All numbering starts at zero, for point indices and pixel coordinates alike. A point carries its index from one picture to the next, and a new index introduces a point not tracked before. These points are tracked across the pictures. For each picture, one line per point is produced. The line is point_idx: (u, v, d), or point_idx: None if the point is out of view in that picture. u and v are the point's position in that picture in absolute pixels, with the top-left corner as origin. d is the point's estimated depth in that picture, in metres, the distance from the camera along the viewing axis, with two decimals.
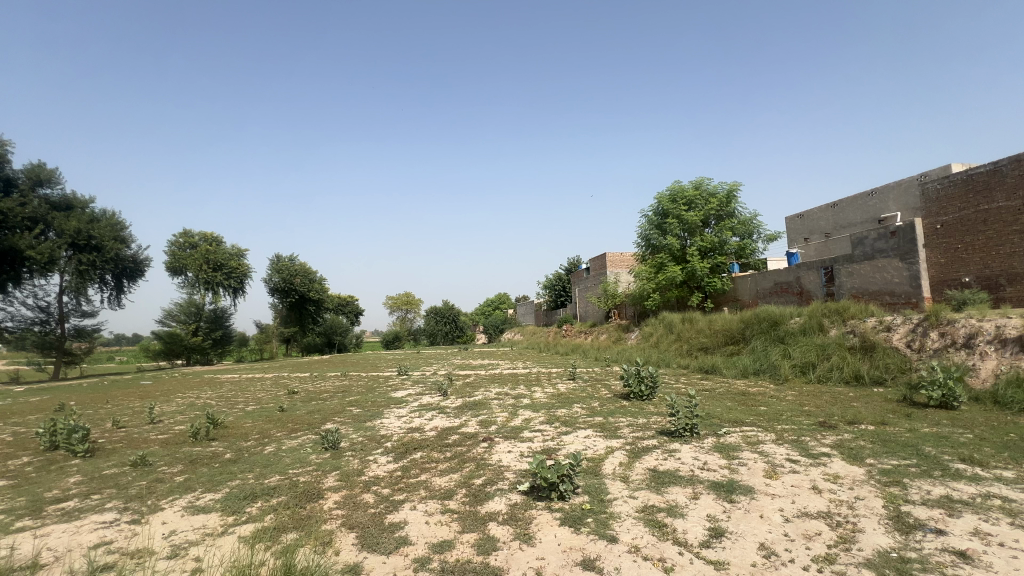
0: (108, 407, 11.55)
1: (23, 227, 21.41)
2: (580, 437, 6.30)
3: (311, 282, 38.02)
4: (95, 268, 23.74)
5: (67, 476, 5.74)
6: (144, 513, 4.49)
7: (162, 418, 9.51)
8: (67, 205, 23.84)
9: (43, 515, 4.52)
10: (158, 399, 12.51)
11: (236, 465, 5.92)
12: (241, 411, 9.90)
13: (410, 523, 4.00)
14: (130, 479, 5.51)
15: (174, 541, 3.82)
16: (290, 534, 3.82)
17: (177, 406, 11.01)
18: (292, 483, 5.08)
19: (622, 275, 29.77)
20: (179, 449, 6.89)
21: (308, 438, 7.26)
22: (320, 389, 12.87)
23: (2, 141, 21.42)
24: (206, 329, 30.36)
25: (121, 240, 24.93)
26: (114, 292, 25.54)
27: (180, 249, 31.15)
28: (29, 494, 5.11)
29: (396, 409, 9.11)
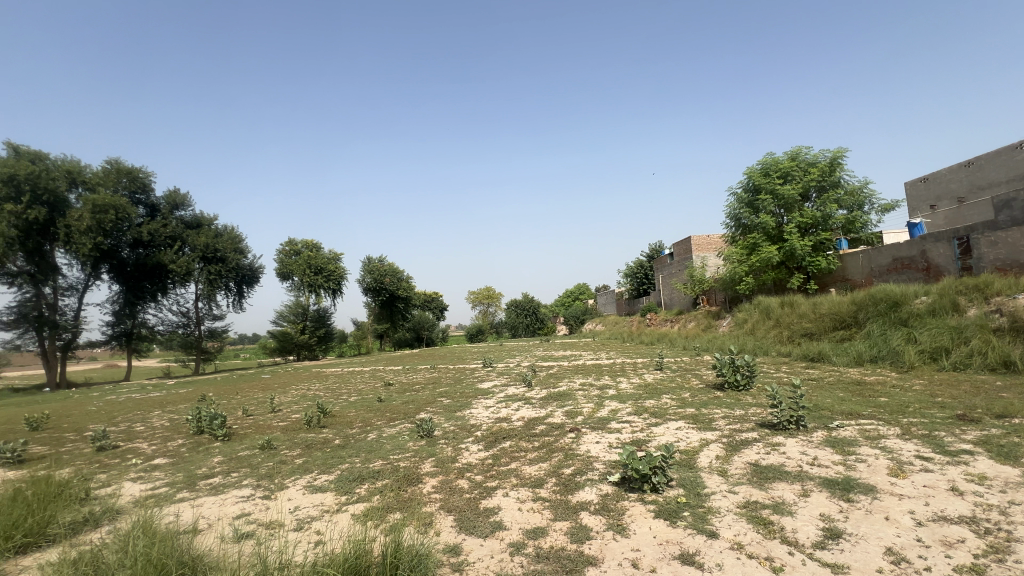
0: (239, 397, 13.25)
1: (166, 245, 25.10)
2: (672, 429, 6.07)
3: (399, 281, 40.32)
4: (222, 277, 27.22)
5: (212, 456, 6.70)
6: (272, 490, 5.10)
7: (282, 408, 10.70)
8: (198, 224, 27.52)
9: (196, 488, 5.33)
10: (277, 391, 14.10)
11: (344, 450, 6.50)
12: (345, 401, 10.85)
13: (504, 509, 4.14)
14: (259, 460, 6.29)
15: (299, 515, 4.31)
16: (396, 514, 4.13)
17: (292, 397, 12.33)
18: (394, 467, 5.48)
19: (710, 259, 28.05)
20: (296, 435, 7.71)
21: (405, 426, 7.78)
22: (412, 382, 13.67)
23: (147, 173, 25.24)
24: (312, 328, 33.39)
25: (239, 251, 28.28)
26: (237, 296, 29.07)
27: (287, 256, 34.66)
28: (185, 471, 6.04)
29: (483, 400, 9.42)
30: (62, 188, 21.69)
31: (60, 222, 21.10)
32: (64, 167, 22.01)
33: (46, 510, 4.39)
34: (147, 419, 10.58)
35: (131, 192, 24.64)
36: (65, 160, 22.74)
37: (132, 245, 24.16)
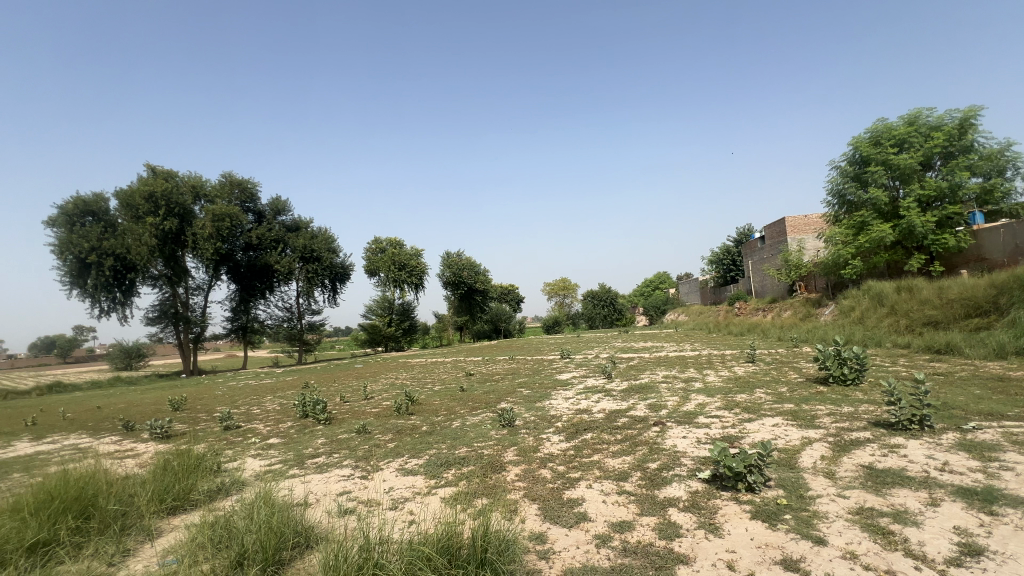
0: (336, 385, 14.44)
1: (272, 248, 27.86)
2: (768, 426, 5.65)
3: (477, 274, 41.36)
4: (318, 274, 29.65)
5: (316, 438, 7.39)
6: (369, 472, 5.51)
7: (374, 395, 11.50)
8: (297, 227, 30.21)
9: (305, 466, 5.91)
10: (369, 380, 15.17)
11: (431, 436, 6.84)
12: (430, 390, 11.40)
13: (588, 500, 4.12)
14: (357, 443, 6.83)
15: (394, 496, 4.61)
16: (482, 499, 4.27)
17: (383, 385, 13.20)
18: (478, 455, 5.67)
19: (807, 241, 25.61)
20: (387, 420, 8.24)
21: (487, 415, 8.01)
22: (492, 372, 14.01)
23: (254, 183, 28.13)
24: (398, 320, 35.34)
25: (333, 251, 30.60)
26: (331, 292, 31.55)
27: (374, 254, 36.97)
28: (295, 450, 6.73)
29: (563, 391, 9.41)
30: (189, 201, 24.87)
31: (188, 230, 24.22)
32: (189, 183, 25.22)
33: (189, 478, 5.11)
34: (262, 403, 11.91)
35: (242, 202, 27.63)
36: (190, 176, 26.04)
37: (244, 249, 27.12)
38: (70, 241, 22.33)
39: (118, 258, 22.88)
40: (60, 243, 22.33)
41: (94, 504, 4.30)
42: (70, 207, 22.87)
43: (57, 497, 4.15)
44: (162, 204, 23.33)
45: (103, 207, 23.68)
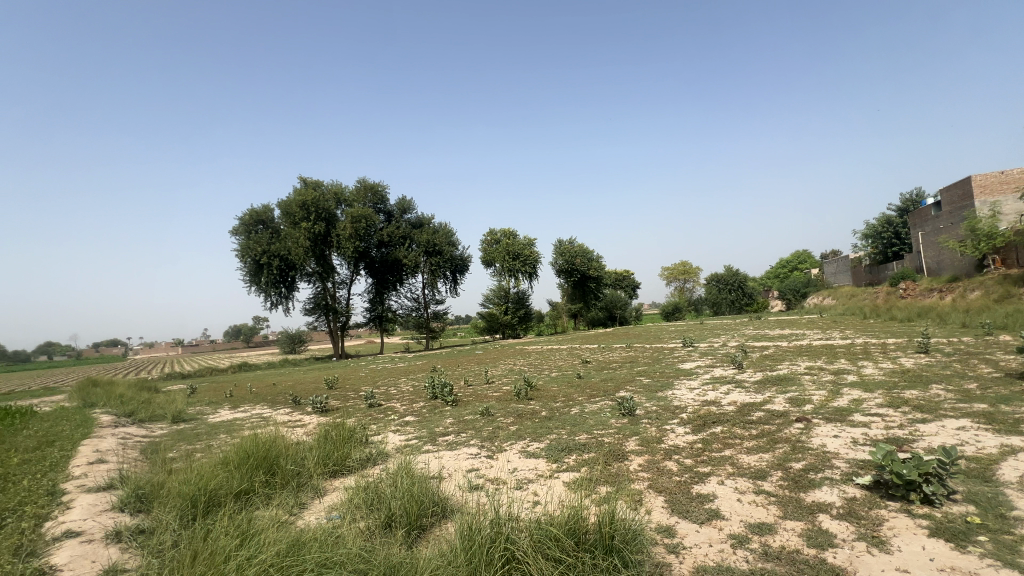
0: (460, 370, 15.45)
1: (400, 244, 30.56)
2: (950, 429, 4.72)
3: (590, 261, 40.83)
4: (440, 267, 31.77)
5: (445, 418, 8.01)
6: (494, 452, 5.82)
7: (495, 380, 12.09)
8: (421, 224, 32.70)
9: (437, 443, 6.45)
10: (490, 365, 15.95)
11: (551, 422, 6.98)
12: (548, 377, 11.61)
13: (721, 497, 3.86)
14: (481, 425, 7.25)
15: (518, 476, 4.80)
16: (605, 487, 4.25)
17: (503, 371, 13.79)
18: (599, 442, 5.64)
19: (1003, 205, 20.68)
20: (508, 405, 8.60)
21: (606, 402, 7.93)
22: (610, 360, 13.78)
23: (383, 186, 31.05)
24: (513, 309, 36.52)
25: (452, 244, 32.54)
26: (452, 283, 33.63)
27: (490, 245, 38.56)
28: (428, 428, 7.38)
29: (687, 381, 8.92)
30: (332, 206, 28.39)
31: (333, 232, 27.68)
32: (333, 191, 28.79)
33: (345, 447, 5.90)
34: (398, 384, 13.24)
35: (375, 204, 30.72)
36: (333, 185, 29.70)
37: (378, 246, 30.19)
38: (248, 246, 27.00)
39: (282, 259, 27.04)
40: (241, 248, 27.12)
41: (277, 463, 5.19)
42: (247, 218, 27.62)
43: (251, 455, 5.10)
44: (313, 210, 26.96)
45: (270, 217, 28.16)
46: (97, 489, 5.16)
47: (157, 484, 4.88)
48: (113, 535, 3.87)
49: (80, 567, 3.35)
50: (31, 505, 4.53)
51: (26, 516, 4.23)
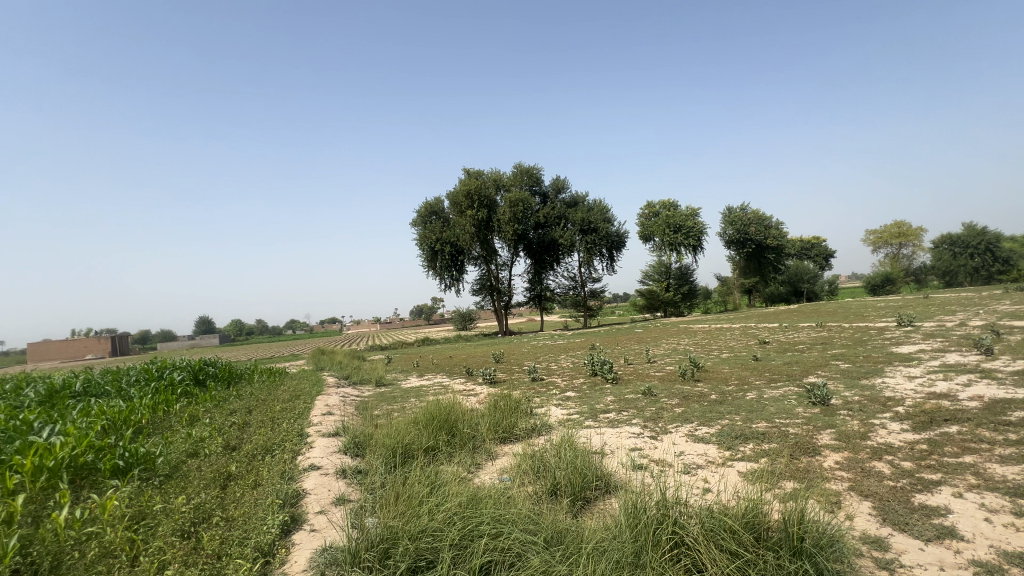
0: (620, 348, 15.25)
1: (556, 225, 31.19)
2: None
3: (768, 229, 35.93)
4: (597, 245, 31.46)
5: (606, 395, 8.00)
6: (658, 432, 5.62)
7: (657, 359, 11.61)
8: (575, 202, 32.80)
9: (598, 419, 6.50)
10: (652, 344, 15.38)
11: (722, 406, 6.42)
12: (717, 358, 10.68)
13: (957, 513, 3.08)
14: (644, 404, 7.06)
15: (686, 460, 4.55)
16: (791, 483, 3.75)
17: (665, 350, 13.15)
18: (783, 432, 4.99)
19: None
20: (672, 385, 8.17)
21: (791, 389, 6.96)
22: (795, 341, 12.03)
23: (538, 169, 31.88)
24: (676, 285, 34.35)
25: (608, 220, 31.86)
26: (609, 260, 33.09)
27: (648, 219, 36.80)
28: (589, 404, 7.47)
29: (904, 368, 7.26)
30: (493, 193, 30.32)
31: (494, 217, 29.55)
32: (492, 179, 30.69)
33: (512, 417, 6.36)
34: (559, 360, 13.71)
35: (531, 186, 31.79)
36: (493, 172, 31.63)
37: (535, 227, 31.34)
38: (425, 235, 30.64)
39: (453, 246, 30.08)
40: (420, 238, 30.93)
41: (456, 426, 5.87)
42: (423, 210, 31.28)
43: (435, 418, 5.86)
44: (476, 198, 29.12)
45: (441, 207, 31.35)
46: (329, 435, 6.55)
47: (368, 435, 5.96)
48: (341, 472, 4.87)
49: (321, 493, 4.31)
50: (289, 442, 6.00)
51: (286, 449, 5.61)
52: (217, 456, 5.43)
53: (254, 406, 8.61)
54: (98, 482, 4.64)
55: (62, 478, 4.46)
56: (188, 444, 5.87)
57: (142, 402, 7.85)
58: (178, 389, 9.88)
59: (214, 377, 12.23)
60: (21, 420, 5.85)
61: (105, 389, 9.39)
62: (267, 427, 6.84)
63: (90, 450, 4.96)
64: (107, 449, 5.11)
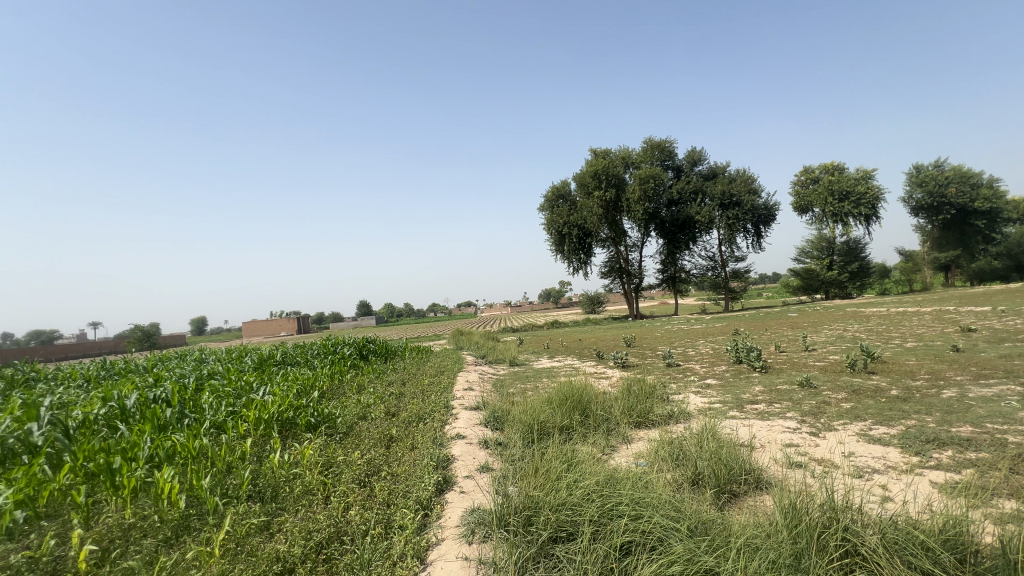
0: (769, 334, 13.74)
1: (692, 200, 29.04)
2: None
3: (975, 188, 28.82)
4: (740, 220, 28.47)
5: (753, 385, 7.30)
6: (821, 429, 4.96)
7: (817, 347, 10.19)
8: (714, 174, 30.11)
9: (744, 410, 5.97)
10: (809, 330, 13.54)
11: (907, 404, 5.40)
12: (899, 347, 8.97)
13: None
14: (801, 397, 6.28)
15: (856, 462, 3.96)
16: (1011, 502, 3.03)
17: (828, 337, 11.47)
18: (997, 441, 4.03)
19: None
20: (836, 377, 7.10)
21: (1009, 387, 5.55)
22: (1017, 328, 9.52)
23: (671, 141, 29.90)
24: (841, 263, 29.56)
25: (754, 191, 28.57)
26: (755, 236, 29.79)
27: (804, 186, 32.19)
28: (733, 393, 6.90)
29: None
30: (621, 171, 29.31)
31: (623, 197, 28.57)
32: (620, 156, 29.65)
33: (647, 402, 6.19)
34: (696, 346, 12.88)
35: (662, 161, 30.02)
36: (621, 150, 30.56)
37: (668, 204, 29.56)
38: (553, 219, 31.00)
39: (580, 229, 29.95)
40: (548, 222, 31.43)
41: (589, 408, 5.92)
42: (550, 194, 31.64)
43: (568, 398, 5.98)
44: (603, 178, 28.42)
45: (568, 190, 31.32)
46: (471, 408, 7.12)
47: (505, 411, 6.32)
48: (483, 442, 5.27)
49: (467, 460, 4.72)
50: (437, 412, 6.67)
51: (436, 419, 6.25)
52: (382, 420, 6.29)
53: (407, 379, 9.73)
54: (297, 434, 5.73)
55: (274, 428, 5.61)
56: (359, 408, 6.90)
57: (324, 371, 9.46)
58: (349, 362, 11.67)
59: (374, 352, 14.11)
60: (246, 381, 7.48)
61: (298, 359, 11.51)
62: (419, 398, 7.69)
63: (291, 409, 6.14)
64: (302, 408, 6.27)
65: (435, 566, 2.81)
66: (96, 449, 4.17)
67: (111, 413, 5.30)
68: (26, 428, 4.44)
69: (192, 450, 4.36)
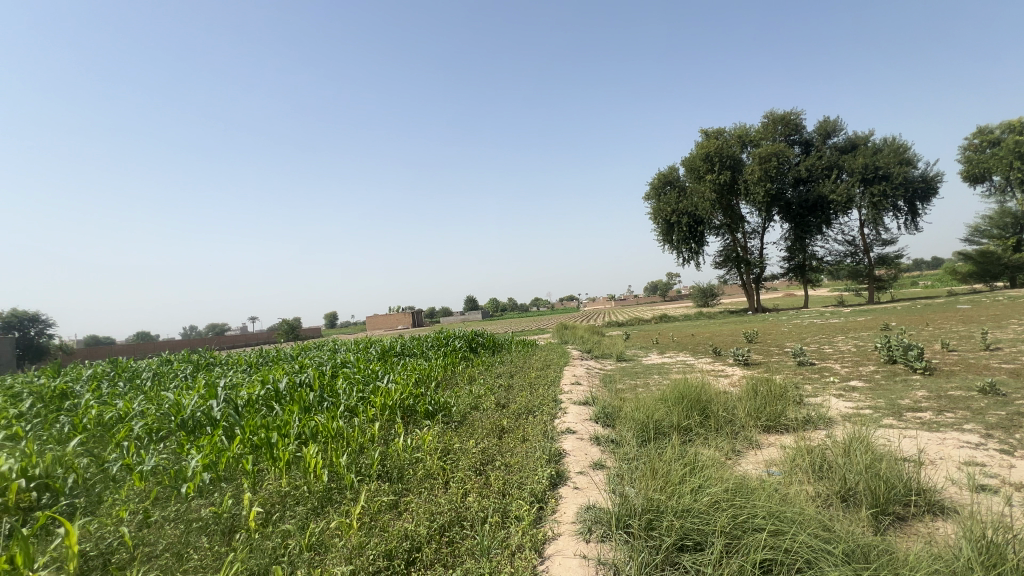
0: (931, 329, 11.61)
1: (825, 177, 25.60)
2: None
3: None
4: (888, 196, 24.37)
5: (915, 389, 6.18)
6: (1016, 447, 4.02)
7: (1002, 345, 8.33)
8: (852, 146, 26.26)
9: (903, 419, 5.07)
10: (989, 325, 11.17)
11: None
12: None
13: None
14: (983, 406, 5.16)
15: None
16: None
17: (1018, 334, 9.33)
18: None
19: None
20: None
21: None
22: None
23: (797, 113, 26.67)
24: None
25: (907, 162, 24.27)
26: (910, 215, 25.33)
27: (977, 152, 26.71)
28: (887, 398, 5.91)
29: None
30: (737, 151, 26.90)
31: (740, 179, 26.19)
32: (736, 135, 27.22)
33: (777, 404, 5.56)
34: (834, 342, 11.33)
35: (786, 136, 26.94)
36: (736, 128, 28.06)
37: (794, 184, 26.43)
38: (659, 208, 29.54)
39: (690, 216, 28.13)
40: (654, 211, 30.04)
41: (709, 408, 5.49)
42: (656, 181, 30.19)
43: (685, 397, 5.60)
44: (716, 160, 26.34)
45: (675, 176, 29.59)
46: (580, 403, 7.02)
47: (616, 407, 6.12)
48: (594, 439, 5.16)
49: (580, 456, 4.64)
50: (546, 406, 6.69)
51: (545, 412, 6.27)
52: (493, 411, 6.49)
53: (515, 372, 9.94)
54: (417, 420, 6.13)
55: (397, 414, 6.08)
56: (471, 398, 7.19)
57: (438, 363, 10.07)
58: (460, 354, 12.27)
59: (483, 345, 14.65)
60: (373, 370, 8.23)
61: (415, 350, 12.39)
62: (527, 391, 7.80)
63: (411, 397, 6.59)
64: (420, 397, 6.71)
65: (553, 560, 2.79)
66: (258, 425, 4.87)
67: (269, 394, 6.17)
68: (209, 406, 5.35)
69: (331, 431, 4.88)
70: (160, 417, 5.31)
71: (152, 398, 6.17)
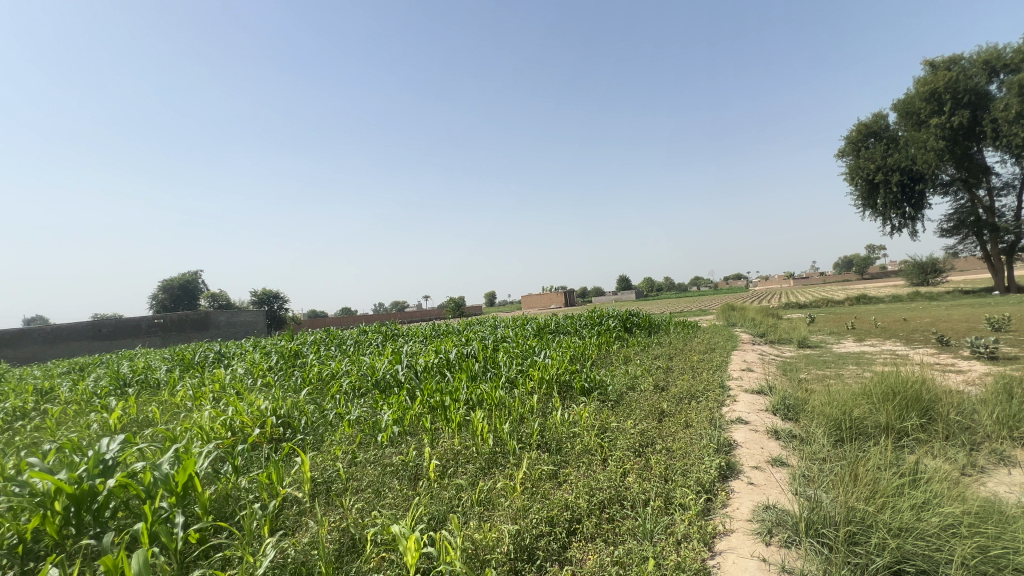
0: None
1: None
2: None
3: None
4: None
5: None
6: None
7: None
8: None
9: None
10: None
11: None
12: None
13: None
14: None
15: None
16: None
17: None
18: None
19: None
20: None
21: None
22: None
23: None
24: None
25: None
26: None
27: None
28: None
29: None
30: (981, 81, 20.56)
31: (985, 118, 20.03)
32: (980, 60, 20.80)
33: None
34: None
35: None
36: (981, 52, 21.47)
37: None
38: (859, 165, 24.50)
39: (904, 172, 22.72)
40: (852, 170, 25.02)
41: (935, 410, 4.40)
42: (855, 133, 24.98)
43: (898, 393, 4.57)
44: (947, 98, 20.68)
45: (883, 124, 24.12)
46: (753, 392, 6.29)
47: (800, 400, 5.33)
48: (773, 432, 4.56)
49: (754, 449, 4.15)
50: (712, 392, 6.14)
51: (710, 398, 5.77)
52: (652, 392, 6.23)
53: (674, 354, 9.36)
54: (573, 396, 6.22)
55: (554, 388, 6.23)
56: (627, 378, 7.01)
57: (592, 341, 10.08)
58: (614, 334, 12.06)
59: (638, 326, 14.15)
60: (530, 345, 8.60)
61: (569, 328, 12.60)
62: (690, 375, 7.28)
63: (567, 372, 6.72)
64: (576, 373, 6.78)
65: (726, 558, 2.55)
66: (435, 389, 5.49)
67: (442, 362, 6.92)
68: (395, 370, 6.20)
69: (495, 399, 5.25)
70: (362, 375, 6.38)
71: (356, 360, 7.45)
